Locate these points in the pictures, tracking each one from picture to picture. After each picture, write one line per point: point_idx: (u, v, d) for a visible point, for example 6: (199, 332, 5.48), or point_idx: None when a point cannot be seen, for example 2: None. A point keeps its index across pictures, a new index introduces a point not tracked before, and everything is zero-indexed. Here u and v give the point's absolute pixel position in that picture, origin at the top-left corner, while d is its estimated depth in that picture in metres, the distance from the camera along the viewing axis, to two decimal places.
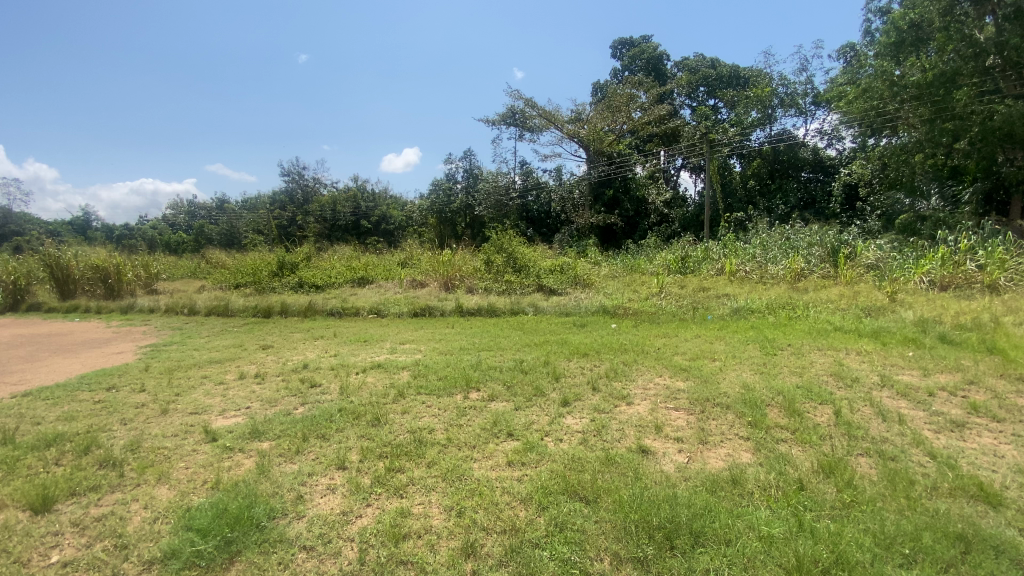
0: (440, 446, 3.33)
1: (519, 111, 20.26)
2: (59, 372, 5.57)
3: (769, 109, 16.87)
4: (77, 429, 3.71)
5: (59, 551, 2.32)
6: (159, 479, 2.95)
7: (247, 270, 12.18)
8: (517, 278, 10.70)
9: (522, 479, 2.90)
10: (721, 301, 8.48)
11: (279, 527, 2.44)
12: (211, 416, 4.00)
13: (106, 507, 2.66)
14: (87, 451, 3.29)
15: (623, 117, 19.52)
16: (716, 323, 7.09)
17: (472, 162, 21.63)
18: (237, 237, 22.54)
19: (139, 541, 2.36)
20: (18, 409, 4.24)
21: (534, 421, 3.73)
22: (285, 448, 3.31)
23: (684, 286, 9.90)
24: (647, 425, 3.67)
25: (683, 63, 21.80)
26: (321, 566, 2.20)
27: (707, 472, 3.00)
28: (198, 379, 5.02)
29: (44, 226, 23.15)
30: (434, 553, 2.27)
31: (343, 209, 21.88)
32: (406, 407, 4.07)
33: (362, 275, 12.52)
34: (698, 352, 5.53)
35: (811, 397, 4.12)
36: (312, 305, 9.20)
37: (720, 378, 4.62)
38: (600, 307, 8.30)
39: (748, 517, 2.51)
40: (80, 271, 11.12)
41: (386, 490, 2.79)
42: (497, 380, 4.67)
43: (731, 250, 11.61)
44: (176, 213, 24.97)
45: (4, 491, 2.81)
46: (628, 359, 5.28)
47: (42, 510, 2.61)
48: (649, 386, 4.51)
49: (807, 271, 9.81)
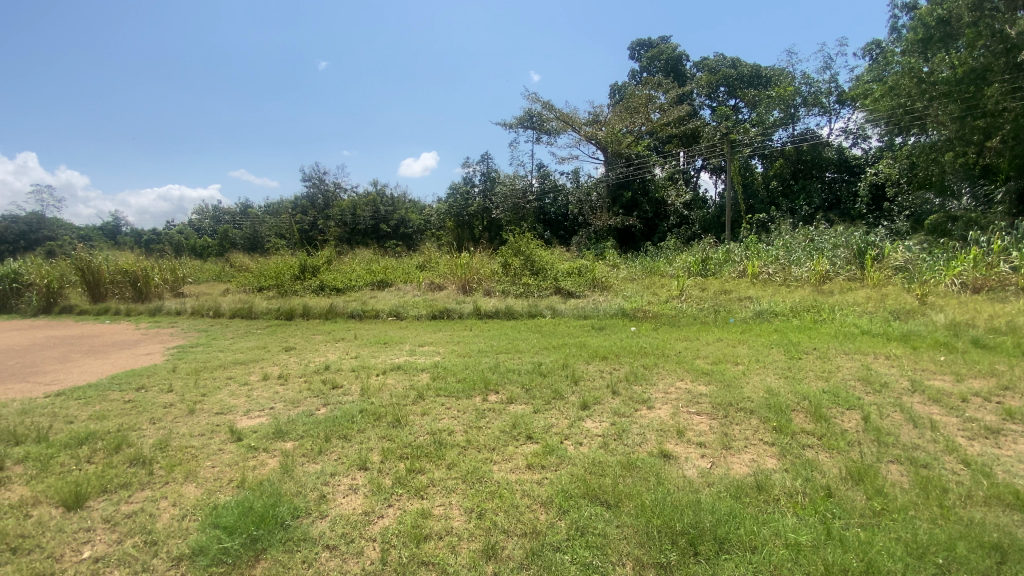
0: (460, 448, 3.33)
1: (536, 114, 20.38)
2: (91, 372, 5.75)
3: (792, 108, 16.61)
4: (108, 428, 3.82)
5: (91, 547, 2.38)
6: (187, 477, 3.01)
7: (269, 274, 12.41)
8: (535, 281, 10.69)
9: (542, 482, 2.88)
10: (744, 303, 8.36)
11: (303, 526, 2.47)
12: (236, 416, 4.08)
13: (136, 504, 2.73)
14: (118, 450, 3.38)
15: (642, 118, 19.39)
16: (738, 326, 6.97)
17: (489, 165, 21.75)
18: (260, 241, 23.01)
19: (168, 537, 2.41)
20: (52, 408, 4.38)
21: (553, 424, 3.72)
22: (308, 448, 3.36)
23: (705, 288, 9.77)
24: (668, 429, 3.62)
25: (703, 63, 21.60)
26: (344, 566, 2.22)
27: (732, 478, 2.94)
28: (224, 380, 5.13)
29: (76, 231, 23.95)
30: (455, 555, 2.27)
31: (362, 212, 22.15)
32: (426, 408, 4.09)
33: (381, 278, 12.64)
34: (720, 355, 5.44)
35: (837, 402, 4.01)
36: (333, 308, 9.34)
37: (743, 383, 4.53)
38: (619, 309, 8.25)
39: (774, 524, 2.45)
40: (110, 274, 11.45)
41: (406, 491, 2.80)
42: (516, 383, 4.66)
43: (753, 252, 11.42)
44: (201, 218, 25.60)
45: (39, 488, 2.91)
46: (649, 363, 5.22)
47: (75, 506, 2.69)
48: (670, 390, 4.45)
49: (833, 274, 9.59)
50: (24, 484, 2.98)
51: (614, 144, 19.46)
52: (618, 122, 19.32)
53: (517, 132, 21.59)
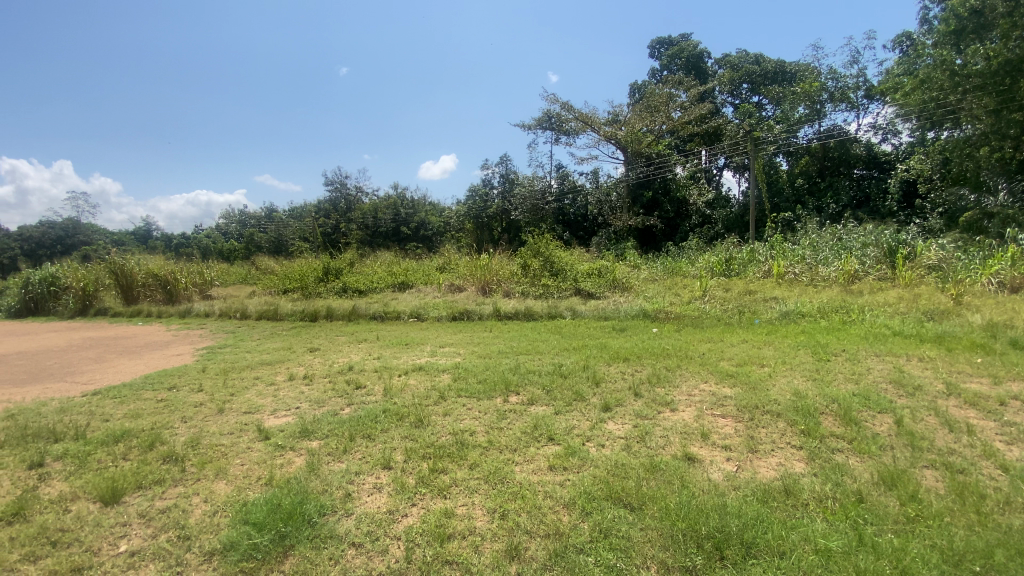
0: (481, 449, 3.34)
1: (555, 115, 20.35)
2: (125, 372, 5.96)
3: (818, 104, 16.24)
4: (142, 426, 3.95)
5: (127, 541, 2.46)
6: (217, 475, 3.09)
7: (293, 276, 12.65)
8: (555, 282, 10.67)
9: (564, 484, 2.87)
10: (769, 304, 8.19)
11: (329, 524, 2.51)
12: (263, 416, 4.17)
13: (169, 500, 2.82)
14: (152, 447, 3.50)
15: (662, 117, 19.18)
16: (764, 327, 6.83)
17: (508, 167, 21.80)
18: (284, 244, 23.48)
19: (200, 533, 2.48)
20: (90, 407, 4.55)
21: (575, 426, 3.70)
22: (333, 447, 3.42)
23: (729, 289, 9.62)
24: (692, 432, 3.57)
25: (725, 60, 21.29)
26: (370, 563, 2.25)
27: (758, 482, 2.89)
28: (251, 380, 5.25)
29: (110, 236, 24.85)
30: (478, 555, 2.28)
31: (383, 215, 22.44)
32: (448, 409, 4.12)
33: (402, 280, 12.78)
34: (745, 357, 5.34)
35: (868, 405, 3.90)
36: (355, 309, 9.48)
37: (769, 385, 4.44)
38: (641, 311, 8.16)
39: (803, 529, 2.39)
40: (142, 278, 11.82)
41: (429, 490, 2.82)
42: (536, 385, 4.65)
43: (779, 251, 11.18)
44: (228, 222, 26.28)
45: (78, 483, 3.02)
46: (671, 364, 5.16)
47: (112, 502, 2.79)
48: (693, 392, 4.38)
49: (862, 273, 9.32)
50: (64, 480, 3.10)
51: (634, 144, 19.25)
52: (638, 122, 19.14)
53: (536, 133, 21.60)
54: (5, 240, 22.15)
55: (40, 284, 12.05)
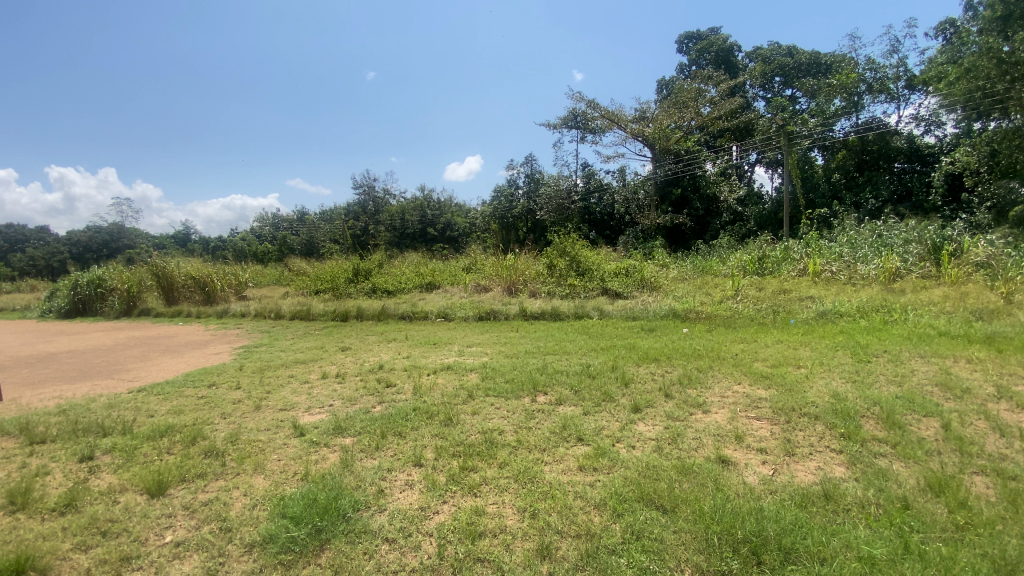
0: (510, 448, 3.35)
1: (580, 113, 20.20)
2: (168, 370, 6.20)
3: (855, 96, 15.68)
4: (185, 421, 4.10)
5: (172, 532, 2.56)
6: (255, 469, 3.19)
7: (325, 278, 12.94)
8: (581, 282, 10.61)
9: (594, 484, 2.85)
10: (805, 304, 7.94)
11: (363, 519, 2.56)
12: (298, 413, 4.28)
13: (211, 493, 2.92)
14: (194, 442, 3.64)
15: (691, 113, 18.84)
16: (800, 328, 6.60)
17: (533, 166, 21.76)
18: (315, 246, 24.06)
19: (241, 525, 2.56)
20: (136, 403, 4.76)
21: (604, 427, 3.66)
22: (365, 444, 3.48)
23: (761, 288, 9.34)
24: (726, 434, 3.49)
25: (756, 53, 20.81)
26: (403, 559, 2.28)
27: (796, 486, 2.80)
28: (286, 378, 5.40)
29: (152, 240, 25.93)
30: (510, 553, 2.29)
31: (411, 217, 22.76)
32: (476, 408, 4.14)
33: (429, 280, 12.93)
34: (780, 358, 5.19)
35: (913, 409, 3.74)
36: (384, 309, 9.64)
37: (806, 387, 4.30)
38: (670, 310, 8.03)
39: (844, 535, 2.31)
40: (182, 280, 12.29)
41: (460, 488, 2.84)
42: (564, 385, 4.63)
43: (814, 249, 10.81)
44: (262, 225, 27.08)
45: (126, 476, 3.17)
46: (703, 365, 5.05)
47: (158, 494, 2.91)
48: (726, 394, 4.28)
49: (903, 271, 8.93)
50: (112, 472, 3.25)
51: (662, 141, 18.97)
52: (666, 118, 18.83)
53: (561, 132, 21.51)
54: (56, 245, 23.42)
55: (88, 286, 12.66)
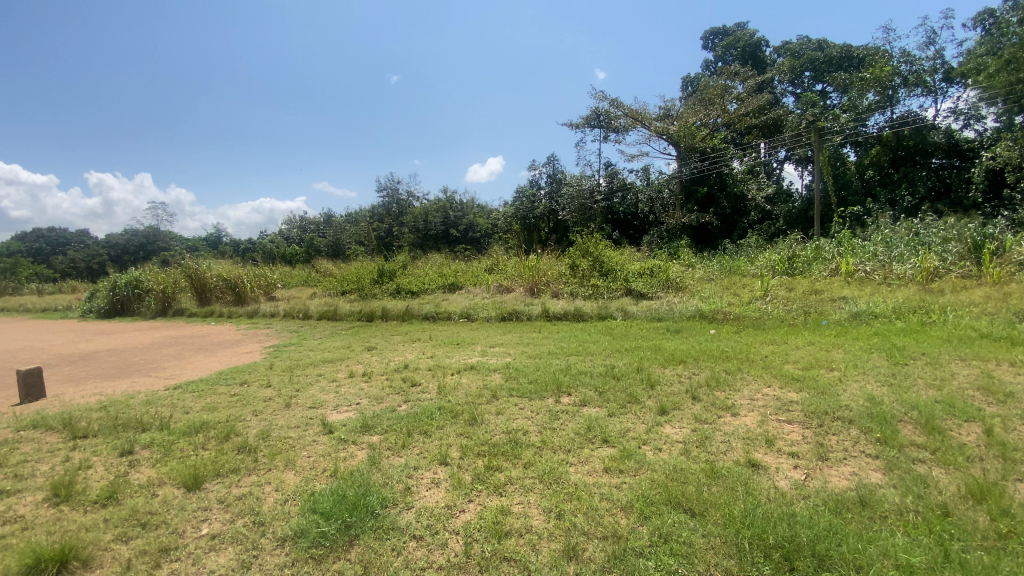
0: (535, 448, 3.35)
1: (604, 112, 20.05)
2: (201, 369, 6.40)
3: (889, 89, 15.19)
4: (218, 418, 4.23)
5: (207, 525, 2.63)
6: (286, 466, 3.26)
7: (351, 279, 13.17)
8: (605, 282, 10.55)
9: (621, 486, 2.83)
10: (838, 304, 7.70)
11: (391, 516, 2.59)
12: (327, 410, 4.37)
13: (244, 488, 3.01)
14: (228, 438, 3.75)
15: (717, 110, 18.55)
16: (832, 329, 6.42)
17: (555, 167, 21.72)
18: (341, 248, 24.52)
19: (273, 519, 2.62)
20: (172, 399, 4.92)
21: (630, 428, 3.63)
22: (392, 442, 3.53)
23: (792, 288, 9.11)
24: (756, 437, 3.42)
25: (785, 48, 20.39)
26: (430, 556, 2.30)
27: (830, 491, 2.72)
28: (315, 376, 5.52)
29: (185, 243, 26.82)
30: (536, 553, 2.28)
31: (434, 218, 23.03)
32: (501, 408, 4.16)
33: (452, 281, 13.04)
34: (812, 360, 5.06)
35: (953, 413, 3.59)
36: (409, 310, 9.76)
37: (839, 390, 4.17)
38: (696, 311, 7.91)
39: (881, 543, 2.23)
40: (213, 281, 12.67)
41: (485, 488, 2.86)
42: (588, 386, 4.61)
43: (847, 249, 10.49)
44: (290, 228, 27.75)
45: (164, 469, 3.28)
46: (731, 367, 4.96)
47: (194, 488, 3.00)
48: (755, 397, 4.19)
49: (942, 271, 8.60)
50: (151, 466, 3.37)
51: (688, 139, 18.71)
52: (691, 116, 18.55)
53: (584, 132, 21.41)
54: (97, 248, 24.50)
55: (126, 287, 13.16)
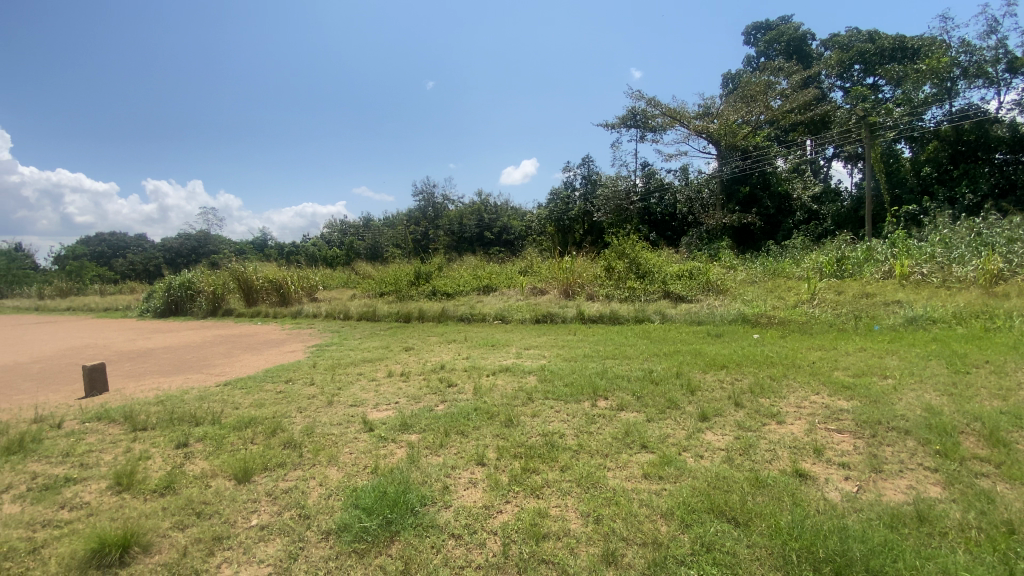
0: (572, 452, 3.33)
1: (640, 112, 19.74)
2: (249, 366, 6.69)
3: (947, 82, 14.34)
4: (266, 414, 4.41)
5: (257, 516, 2.75)
6: (329, 461, 3.37)
7: (389, 280, 13.46)
8: (641, 285, 10.39)
9: (660, 493, 2.77)
10: (891, 309, 7.32)
11: (430, 514, 2.63)
12: (367, 409, 4.47)
13: (291, 482, 3.12)
14: (275, 434, 3.90)
15: (760, 107, 18.00)
16: (885, 335, 6.08)
17: (591, 168, 21.59)
18: (379, 250, 25.11)
19: (318, 513, 2.71)
20: (222, 395, 5.15)
21: (669, 434, 3.55)
22: (429, 441, 3.59)
23: (840, 292, 8.70)
24: (803, 447, 3.29)
25: (833, 40, 19.63)
26: (468, 555, 2.32)
27: (884, 505, 2.59)
28: (355, 375, 5.67)
29: (234, 246, 28.09)
30: (575, 557, 2.27)
31: (469, 221, 23.30)
32: (536, 410, 4.15)
33: (487, 283, 13.15)
34: (864, 367, 4.83)
35: (1021, 425, 3.35)
36: (445, 311, 9.89)
37: (894, 400, 3.95)
38: (738, 315, 7.68)
39: (941, 560, 2.10)
40: (260, 283, 13.21)
41: (523, 489, 2.86)
42: (625, 390, 4.53)
43: (901, 250, 9.94)
44: (331, 231, 28.65)
45: (216, 462, 3.45)
46: (776, 373, 4.78)
47: (244, 480, 3.14)
48: (803, 404, 4.03)
49: (1007, 273, 8.03)
50: (204, 458, 3.55)
51: (729, 137, 18.18)
52: (733, 113, 18.10)
53: (620, 132, 21.17)
54: (154, 251, 26.05)
55: (179, 288, 13.89)
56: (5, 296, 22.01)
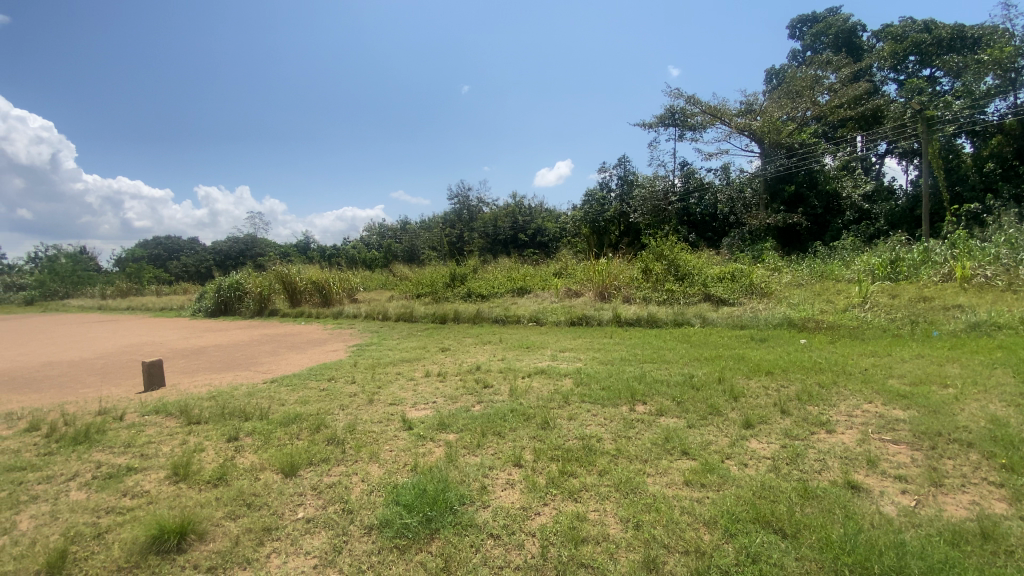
0: (610, 456, 3.30)
1: (679, 110, 19.34)
2: (294, 364, 6.95)
3: (1012, 71, 13.45)
4: (311, 411, 4.56)
5: (304, 509, 2.85)
6: (370, 458, 3.45)
7: (425, 282, 13.68)
8: (681, 287, 10.17)
9: (703, 501, 2.70)
10: (952, 313, 6.89)
11: (469, 513, 2.66)
12: (406, 407, 4.56)
13: (334, 477, 3.22)
14: (319, 430, 4.03)
15: (807, 103, 17.36)
16: (945, 341, 5.72)
17: (627, 168, 21.32)
18: (416, 253, 25.59)
19: (361, 508, 2.78)
20: (269, 392, 5.36)
21: (712, 441, 3.46)
22: (467, 441, 3.63)
23: (895, 295, 8.27)
24: (855, 457, 3.14)
25: (885, 31, 18.73)
26: (507, 555, 2.34)
27: (946, 521, 2.44)
28: (394, 374, 5.80)
29: (279, 249, 29.23)
30: (614, 562, 2.24)
31: (503, 224, 23.41)
32: (573, 413, 4.13)
33: (521, 285, 13.20)
34: (922, 375, 4.56)
35: None
36: (480, 313, 9.98)
37: (956, 410, 3.72)
38: (784, 319, 7.41)
39: None
40: (304, 284, 13.70)
41: (560, 492, 2.85)
42: (665, 395, 4.45)
43: (963, 250, 9.36)
44: (370, 234, 29.42)
45: (265, 456, 3.59)
46: (825, 380, 4.59)
47: (291, 474, 3.26)
48: (855, 413, 3.85)
49: None
50: (254, 452, 3.70)
51: (772, 134, 17.57)
52: (777, 109, 17.52)
53: (657, 131, 20.83)
54: (205, 254, 27.41)
55: (229, 289, 14.56)
56: (73, 295, 23.61)
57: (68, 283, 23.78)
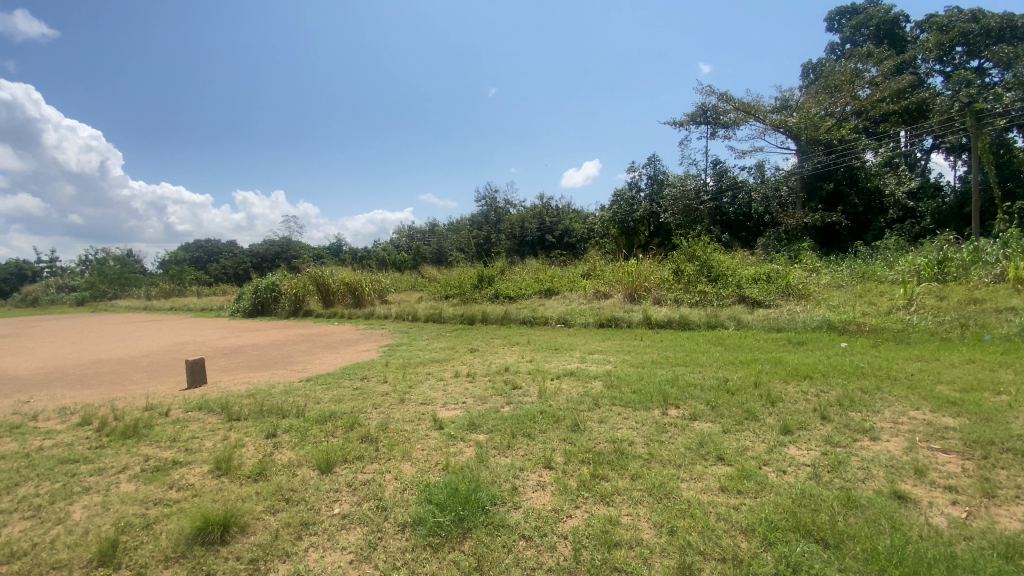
0: (642, 460, 3.26)
1: (711, 107, 18.96)
2: (327, 363, 7.12)
3: None
4: (344, 409, 4.66)
5: (339, 505, 2.92)
6: (402, 457, 3.50)
7: (453, 283, 13.82)
8: (713, 289, 9.95)
9: (739, 507, 2.64)
10: (1005, 316, 6.54)
11: (501, 513, 2.68)
12: (437, 407, 4.62)
13: (369, 474, 3.29)
14: (352, 428, 4.12)
15: (846, 97, 16.76)
16: (999, 346, 5.41)
17: (657, 167, 20.96)
18: (444, 255, 25.85)
19: (394, 506, 2.84)
20: (304, 390, 5.51)
21: (748, 447, 3.38)
22: (497, 441, 3.64)
23: (943, 297, 7.88)
24: (902, 466, 3.01)
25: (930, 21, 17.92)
26: (540, 557, 2.33)
27: (1001, 534, 2.31)
28: (425, 374, 5.87)
29: (312, 251, 29.99)
30: (648, 567, 2.22)
31: (530, 225, 23.40)
32: (603, 416, 4.10)
33: (550, 287, 13.16)
34: (973, 381, 4.33)
35: None
36: (509, 314, 10.00)
37: (1012, 418, 3.52)
38: (823, 321, 7.17)
39: None
40: (337, 286, 14.02)
41: (592, 495, 2.83)
42: (699, 399, 4.36)
43: (1018, 249, 8.85)
44: (400, 237, 29.89)
45: (301, 452, 3.70)
46: (868, 386, 4.41)
47: (327, 470, 3.35)
48: (900, 420, 3.69)
49: None
50: (291, 448, 3.82)
51: (810, 131, 17.04)
52: (814, 105, 16.97)
53: (688, 129, 20.43)
54: (243, 257, 28.37)
55: (266, 291, 15.02)
56: (121, 295, 24.80)
57: (117, 285, 24.98)
